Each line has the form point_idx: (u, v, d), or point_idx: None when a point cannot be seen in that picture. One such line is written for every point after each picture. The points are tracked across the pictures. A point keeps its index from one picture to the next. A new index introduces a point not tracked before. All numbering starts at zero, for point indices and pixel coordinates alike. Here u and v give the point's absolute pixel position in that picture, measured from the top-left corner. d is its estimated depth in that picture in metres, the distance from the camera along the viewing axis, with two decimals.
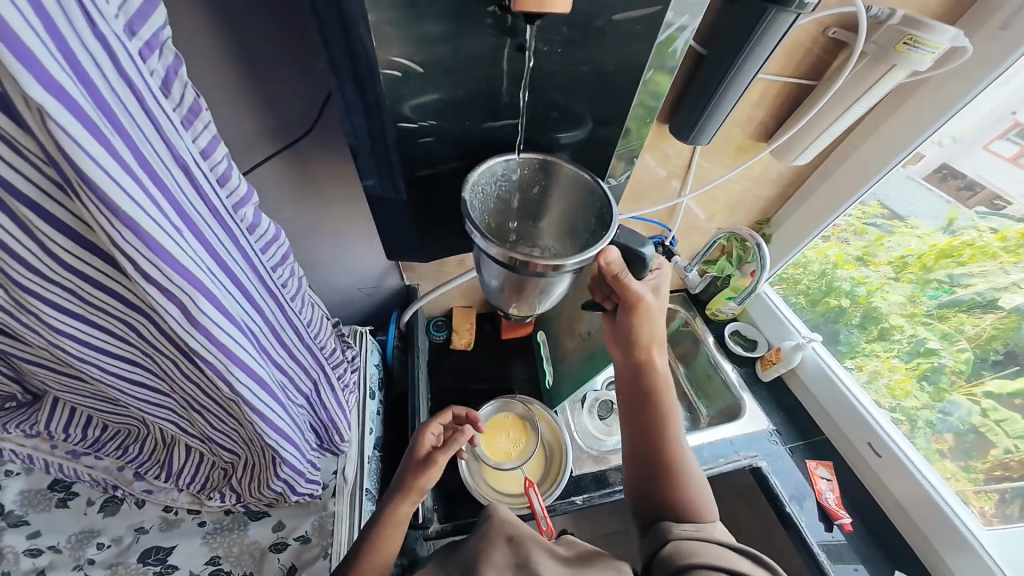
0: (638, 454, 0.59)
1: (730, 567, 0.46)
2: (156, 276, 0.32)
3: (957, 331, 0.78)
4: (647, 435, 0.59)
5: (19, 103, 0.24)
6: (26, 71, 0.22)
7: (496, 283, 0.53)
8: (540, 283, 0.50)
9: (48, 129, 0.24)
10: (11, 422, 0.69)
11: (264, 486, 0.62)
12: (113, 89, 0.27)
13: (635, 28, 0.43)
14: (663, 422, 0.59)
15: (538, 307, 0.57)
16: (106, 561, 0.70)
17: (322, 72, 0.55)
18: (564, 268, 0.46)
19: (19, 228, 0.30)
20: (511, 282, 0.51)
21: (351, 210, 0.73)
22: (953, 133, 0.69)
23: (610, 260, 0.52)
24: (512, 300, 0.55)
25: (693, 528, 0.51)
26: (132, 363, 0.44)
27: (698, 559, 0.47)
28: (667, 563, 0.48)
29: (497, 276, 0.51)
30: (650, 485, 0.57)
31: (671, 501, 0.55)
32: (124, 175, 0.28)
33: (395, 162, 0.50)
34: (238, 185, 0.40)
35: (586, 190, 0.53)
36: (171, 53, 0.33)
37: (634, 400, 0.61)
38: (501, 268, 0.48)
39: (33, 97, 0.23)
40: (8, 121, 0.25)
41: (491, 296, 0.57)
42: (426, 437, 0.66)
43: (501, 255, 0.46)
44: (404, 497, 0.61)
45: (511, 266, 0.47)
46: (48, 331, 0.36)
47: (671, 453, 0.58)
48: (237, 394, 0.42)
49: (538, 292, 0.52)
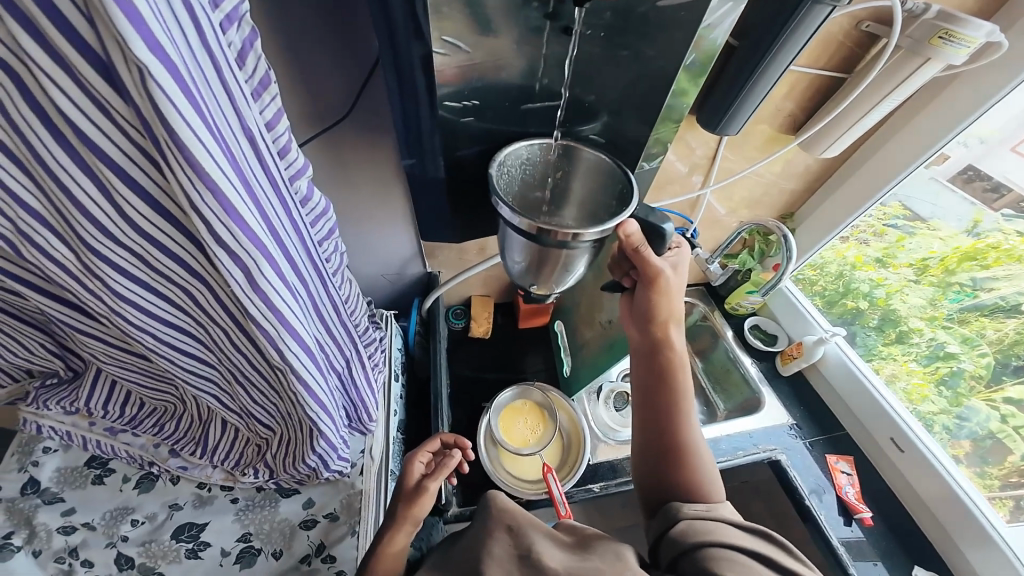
0: (649, 437, 0.60)
1: (744, 546, 0.47)
2: (227, 239, 0.34)
3: (978, 336, 0.77)
4: (658, 412, 0.60)
5: (118, 65, 0.26)
6: (134, 30, 0.24)
7: (519, 262, 0.55)
8: (562, 257, 0.51)
9: (147, 89, 0.26)
10: (51, 399, 0.71)
11: (299, 461, 0.67)
12: (195, 56, 0.30)
13: (673, 16, 0.44)
14: (677, 404, 0.60)
15: (561, 287, 0.58)
16: (140, 538, 0.73)
17: (361, 61, 0.57)
18: (584, 239, 0.47)
19: (100, 193, 0.32)
20: (534, 258, 0.52)
21: (381, 196, 0.75)
22: (980, 133, 0.68)
23: (630, 233, 0.53)
24: (536, 280, 0.57)
25: (702, 508, 0.52)
26: (185, 333, 0.47)
27: (711, 538, 0.48)
28: (680, 541, 0.49)
29: (521, 253, 0.53)
30: (658, 465, 0.58)
31: (680, 484, 0.56)
32: (209, 138, 0.30)
33: (438, 146, 0.52)
34: (296, 158, 0.44)
35: (605, 173, 0.55)
36: (248, 26, 0.36)
37: (647, 376, 0.62)
38: (523, 240, 0.50)
39: (140, 57, 0.25)
40: (106, 89, 0.27)
41: (515, 278, 0.58)
42: (415, 466, 0.68)
43: (526, 225, 0.47)
44: (398, 528, 0.61)
45: (534, 236, 0.48)
46: (114, 297, 0.39)
47: (682, 431, 0.58)
48: (286, 358, 0.45)
49: (561, 269, 0.53)
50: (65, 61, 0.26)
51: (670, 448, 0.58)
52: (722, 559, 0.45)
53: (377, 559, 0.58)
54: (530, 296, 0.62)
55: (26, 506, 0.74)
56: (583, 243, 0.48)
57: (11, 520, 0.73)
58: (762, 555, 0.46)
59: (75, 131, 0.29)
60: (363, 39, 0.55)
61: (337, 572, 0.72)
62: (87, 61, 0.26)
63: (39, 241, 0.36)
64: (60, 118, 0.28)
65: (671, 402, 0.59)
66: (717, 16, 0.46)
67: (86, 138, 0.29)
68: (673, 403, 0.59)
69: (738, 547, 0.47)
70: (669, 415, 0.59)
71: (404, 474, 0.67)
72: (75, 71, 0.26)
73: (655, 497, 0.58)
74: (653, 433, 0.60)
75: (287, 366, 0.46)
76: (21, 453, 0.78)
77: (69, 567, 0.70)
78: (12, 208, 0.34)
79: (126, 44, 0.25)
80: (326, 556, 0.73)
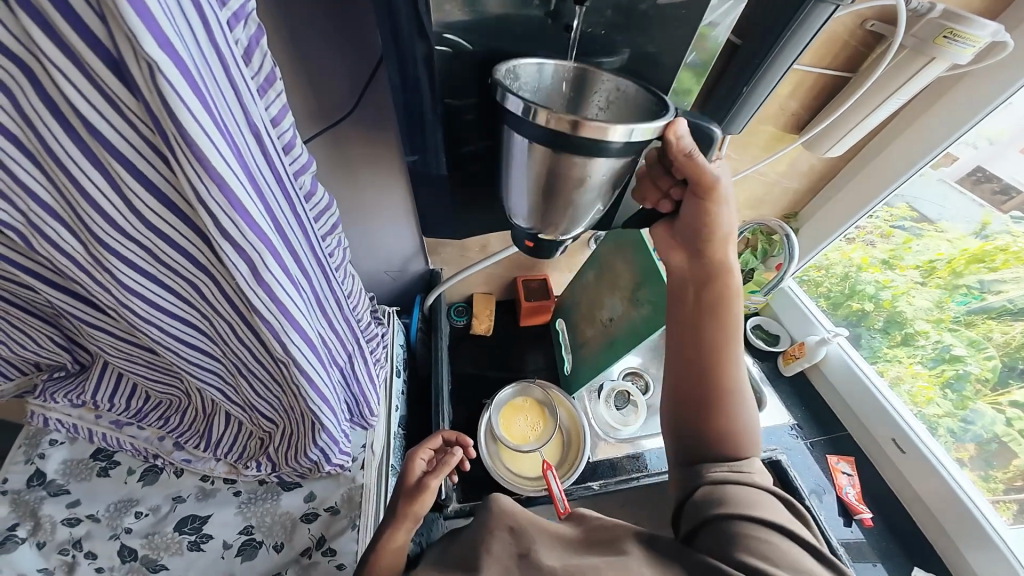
0: (688, 380, 0.55)
1: (774, 522, 0.44)
2: (233, 233, 0.35)
3: (985, 339, 0.77)
4: (697, 355, 0.55)
5: (127, 60, 0.26)
6: (144, 26, 0.25)
7: (528, 183, 0.47)
8: (581, 171, 0.43)
9: (156, 84, 0.27)
10: (59, 391, 0.73)
11: (301, 454, 0.68)
12: (201, 52, 0.30)
13: (674, 13, 0.44)
14: (722, 345, 0.54)
15: (574, 223, 0.51)
16: (143, 530, 0.74)
17: (365, 60, 0.58)
18: (612, 142, 0.40)
19: (109, 187, 0.33)
20: (547, 174, 0.45)
21: (384, 193, 0.76)
22: (988, 134, 0.67)
23: (681, 136, 0.44)
24: (545, 214, 0.50)
25: (727, 469, 0.50)
26: (191, 326, 0.47)
27: (739, 510, 0.46)
28: (704, 508, 0.48)
29: (531, 173, 0.46)
30: (695, 411, 0.54)
31: (719, 432, 0.52)
32: (216, 134, 0.31)
33: (440, 140, 0.52)
34: (300, 153, 0.44)
35: (626, 101, 0.49)
36: (255, 23, 0.36)
37: (689, 314, 0.57)
38: (538, 143, 0.42)
39: (149, 52, 0.25)
40: (117, 84, 0.28)
41: (521, 213, 0.52)
42: (416, 463, 0.68)
43: (542, 120, 0.39)
44: (399, 524, 0.61)
45: (552, 136, 0.40)
46: (121, 289, 0.40)
47: (724, 378, 0.54)
48: (289, 351, 0.46)
49: (576, 192, 0.46)
50: (76, 56, 0.27)
51: (707, 394, 0.54)
52: (739, 535, 0.43)
53: (378, 556, 0.58)
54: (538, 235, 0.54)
55: (31, 498, 0.75)
56: (609, 146, 0.40)
57: (17, 512, 0.74)
58: (791, 535, 0.44)
59: (84, 124, 0.29)
60: (368, 38, 0.56)
61: (337, 565, 0.72)
62: (97, 56, 0.26)
63: (49, 233, 0.36)
64: (71, 112, 0.29)
65: (714, 344, 0.54)
66: (717, 15, 0.46)
67: (96, 132, 0.29)
68: (717, 344, 0.54)
69: (760, 521, 0.44)
70: (710, 358, 0.54)
71: (405, 471, 0.68)
72: (85, 66, 0.27)
73: (684, 447, 0.55)
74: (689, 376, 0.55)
75: (289, 358, 0.47)
76: (28, 445, 0.80)
77: (73, 559, 0.71)
78: (23, 200, 0.34)
79: (136, 39, 0.25)
80: (326, 549, 0.73)
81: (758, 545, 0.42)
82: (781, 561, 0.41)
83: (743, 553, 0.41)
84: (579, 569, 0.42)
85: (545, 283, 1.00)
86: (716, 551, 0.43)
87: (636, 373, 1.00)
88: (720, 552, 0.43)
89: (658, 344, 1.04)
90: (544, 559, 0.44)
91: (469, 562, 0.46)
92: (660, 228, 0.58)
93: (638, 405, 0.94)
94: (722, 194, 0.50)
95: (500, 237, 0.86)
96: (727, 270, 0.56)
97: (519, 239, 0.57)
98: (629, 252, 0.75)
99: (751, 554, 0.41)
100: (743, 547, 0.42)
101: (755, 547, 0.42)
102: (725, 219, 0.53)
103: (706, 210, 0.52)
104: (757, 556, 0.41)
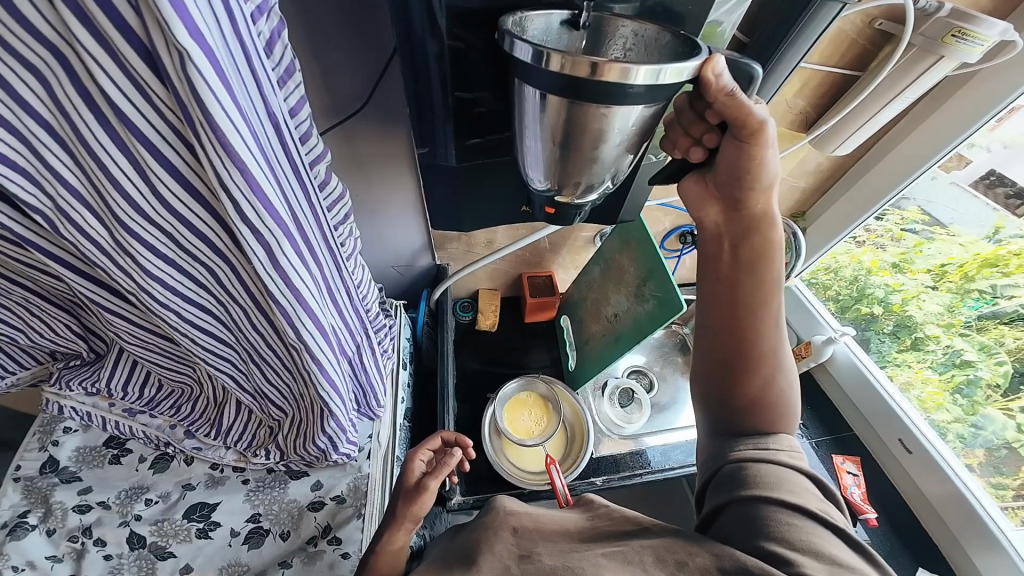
0: (719, 344, 0.56)
1: (804, 508, 0.42)
2: (252, 217, 0.36)
3: (997, 344, 0.75)
4: (734, 316, 0.55)
5: (160, 49, 0.28)
6: (176, 16, 0.26)
7: (545, 138, 0.46)
8: (601, 118, 0.42)
9: (187, 74, 0.28)
10: (74, 379, 0.75)
11: (310, 442, 0.70)
12: (227, 43, 0.31)
13: (680, 11, 0.45)
14: (759, 307, 0.54)
15: (595, 175, 0.51)
16: (152, 517, 0.75)
17: (378, 56, 0.59)
18: (632, 85, 0.38)
19: (135, 171, 0.34)
20: (564, 121, 0.43)
21: (393, 188, 0.77)
22: (1003, 138, 0.67)
23: (720, 75, 0.42)
24: (564, 168, 0.50)
25: (754, 447, 0.49)
26: (205, 311, 0.48)
27: (771, 495, 0.44)
28: (733, 491, 0.46)
29: (549, 122, 0.44)
30: (726, 376, 0.55)
31: (749, 397, 0.53)
32: (239, 122, 0.32)
33: (449, 135, 0.53)
34: (316, 144, 0.46)
35: (650, 46, 0.45)
36: (277, 16, 0.37)
37: (725, 273, 0.56)
38: (555, 90, 0.40)
39: (180, 41, 0.27)
40: (147, 72, 0.29)
41: (538, 166, 0.51)
42: (415, 464, 0.68)
43: (557, 66, 0.37)
44: (398, 527, 0.62)
45: (568, 82, 0.38)
46: (142, 274, 0.41)
47: (761, 338, 0.54)
48: (300, 336, 0.47)
49: (596, 142, 0.45)
50: (110, 46, 0.28)
51: (745, 356, 0.54)
52: (766, 521, 0.42)
53: (378, 558, 0.60)
54: (558, 193, 0.54)
55: (44, 485, 0.77)
56: (631, 90, 0.38)
57: (28, 498, 0.76)
58: (819, 521, 0.42)
59: (115, 111, 0.30)
60: (380, 37, 0.57)
61: (343, 554, 0.73)
62: (130, 45, 0.28)
63: (75, 218, 0.37)
64: (101, 98, 0.30)
65: (754, 304, 0.54)
66: (719, 15, 0.48)
67: (125, 118, 0.31)
68: (757, 305, 0.54)
69: (791, 506, 0.42)
70: (748, 318, 0.54)
71: (405, 472, 0.68)
72: (117, 53, 0.28)
73: (715, 410, 0.55)
74: (725, 338, 0.55)
75: (302, 344, 0.48)
76: (42, 432, 0.82)
77: (81, 546, 0.73)
78: (52, 185, 0.35)
79: (168, 27, 0.26)
80: (331, 538, 0.74)
81: (785, 531, 0.40)
82: (809, 548, 0.39)
83: (768, 540, 0.40)
84: (578, 565, 0.42)
85: (549, 280, 1.00)
86: (740, 537, 0.42)
87: (640, 371, 1.00)
88: (744, 538, 0.41)
89: (661, 343, 1.04)
90: (545, 557, 0.44)
91: (469, 555, 0.47)
92: (693, 180, 0.55)
93: (643, 402, 0.94)
94: (768, 143, 0.48)
95: (506, 233, 0.87)
96: (767, 226, 0.54)
97: (540, 207, 0.58)
98: (634, 249, 0.75)
99: (777, 543, 0.39)
100: (769, 534, 0.40)
101: (781, 534, 0.40)
102: (770, 171, 0.51)
103: (750, 160, 0.49)
104: (783, 544, 0.39)
